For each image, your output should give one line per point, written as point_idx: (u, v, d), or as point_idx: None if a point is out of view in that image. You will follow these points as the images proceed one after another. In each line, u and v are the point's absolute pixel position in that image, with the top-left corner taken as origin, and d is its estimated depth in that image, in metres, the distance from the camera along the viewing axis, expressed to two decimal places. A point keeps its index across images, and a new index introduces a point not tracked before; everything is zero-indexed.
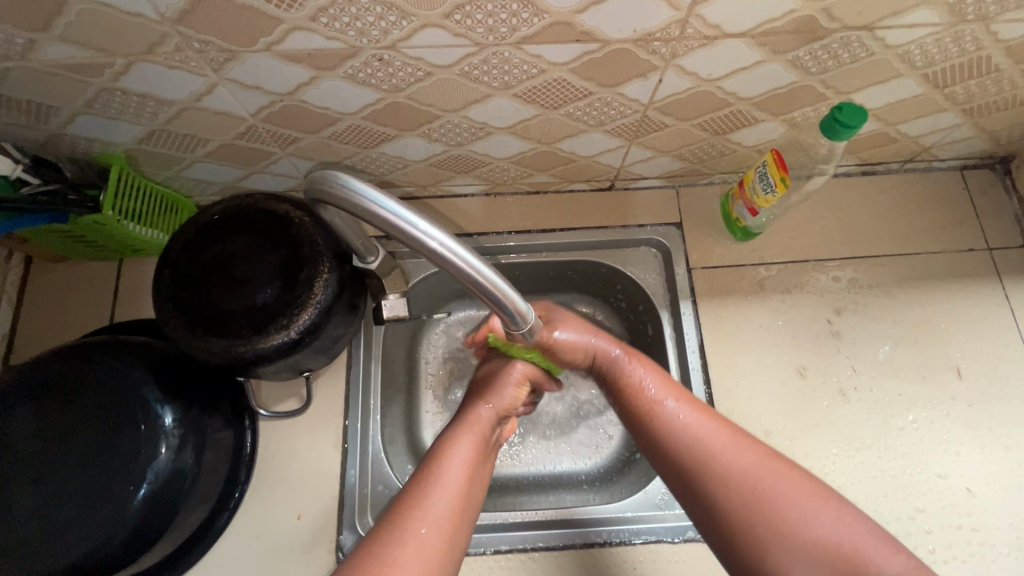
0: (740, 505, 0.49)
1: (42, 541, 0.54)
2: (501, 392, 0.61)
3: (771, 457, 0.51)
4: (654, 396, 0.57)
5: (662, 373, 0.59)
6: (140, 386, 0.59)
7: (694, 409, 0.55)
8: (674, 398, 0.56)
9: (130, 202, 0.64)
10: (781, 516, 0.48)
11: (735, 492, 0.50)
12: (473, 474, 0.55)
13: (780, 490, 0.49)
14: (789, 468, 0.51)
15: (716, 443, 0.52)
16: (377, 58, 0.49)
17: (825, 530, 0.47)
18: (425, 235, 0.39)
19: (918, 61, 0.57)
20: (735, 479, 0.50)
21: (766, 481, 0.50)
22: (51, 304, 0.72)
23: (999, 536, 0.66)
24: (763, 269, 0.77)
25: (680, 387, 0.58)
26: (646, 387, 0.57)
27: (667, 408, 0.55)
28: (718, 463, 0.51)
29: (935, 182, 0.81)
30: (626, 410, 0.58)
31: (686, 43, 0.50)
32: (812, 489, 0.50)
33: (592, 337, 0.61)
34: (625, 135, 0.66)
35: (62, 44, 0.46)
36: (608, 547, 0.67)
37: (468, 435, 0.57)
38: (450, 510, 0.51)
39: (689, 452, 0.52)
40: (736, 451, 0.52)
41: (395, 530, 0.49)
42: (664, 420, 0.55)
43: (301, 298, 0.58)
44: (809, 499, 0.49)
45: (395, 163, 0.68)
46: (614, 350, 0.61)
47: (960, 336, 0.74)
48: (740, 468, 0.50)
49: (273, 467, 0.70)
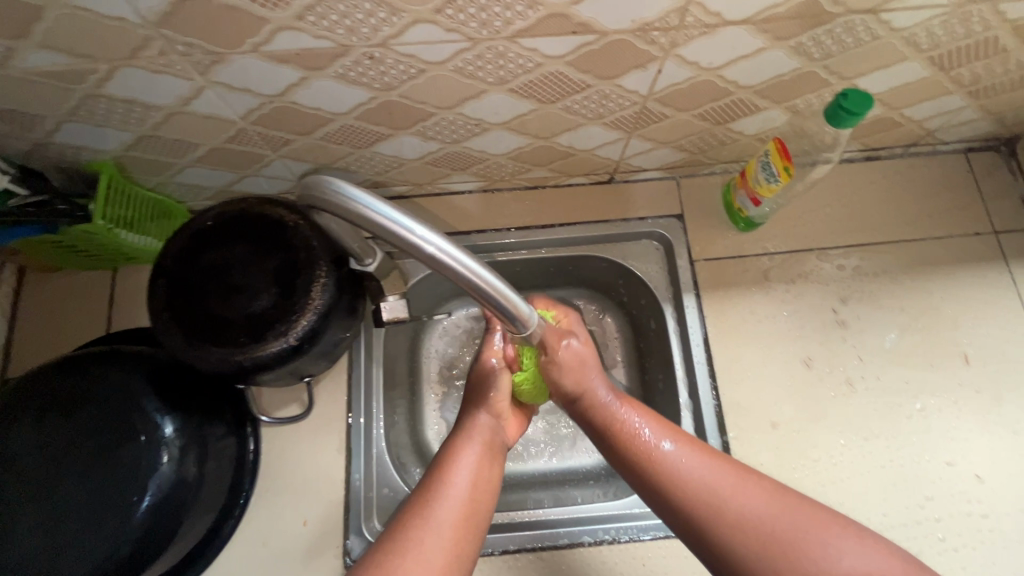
0: (756, 550, 0.48)
1: (45, 559, 0.53)
2: (487, 391, 0.62)
3: (778, 491, 0.51)
4: (649, 442, 0.55)
5: (656, 415, 0.58)
6: (138, 395, 0.58)
7: (691, 449, 0.54)
8: (670, 440, 0.55)
9: (121, 210, 0.63)
10: (801, 555, 0.47)
11: (748, 536, 0.48)
12: (479, 478, 0.54)
13: (795, 528, 0.48)
14: (799, 499, 0.50)
15: (719, 484, 0.51)
16: (368, 57, 0.47)
17: (847, 561, 0.46)
18: (422, 240, 0.38)
19: (923, 43, 0.55)
20: (744, 520, 0.49)
21: (780, 521, 0.48)
22: (46, 314, 0.71)
23: (1010, 522, 0.65)
24: (766, 259, 0.76)
25: (674, 429, 0.57)
26: (642, 433, 0.56)
27: (665, 451, 0.54)
28: (725, 507, 0.50)
29: (939, 166, 0.79)
30: (621, 451, 0.56)
31: (686, 32, 0.49)
32: (826, 519, 0.49)
33: (589, 369, 0.60)
34: (625, 127, 0.64)
35: (42, 51, 0.44)
36: (616, 545, 0.66)
37: (471, 442, 0.57)
38: (457, 517, 0.51)
39: (693, 498, 0.51)
40: (742, 491, 0.51)
41: (400, 540, 0.48)
42: (665, 467, 0.53)
43: (298, 304, 0.57)
44: (826, 531, 0.48)
45: (390, 162, 0.67)
46: (606, 394, 0.59)
47: (967, 322, 0.73)
48: (749, 509, 0.49)
49: (277, 474, 0.69)
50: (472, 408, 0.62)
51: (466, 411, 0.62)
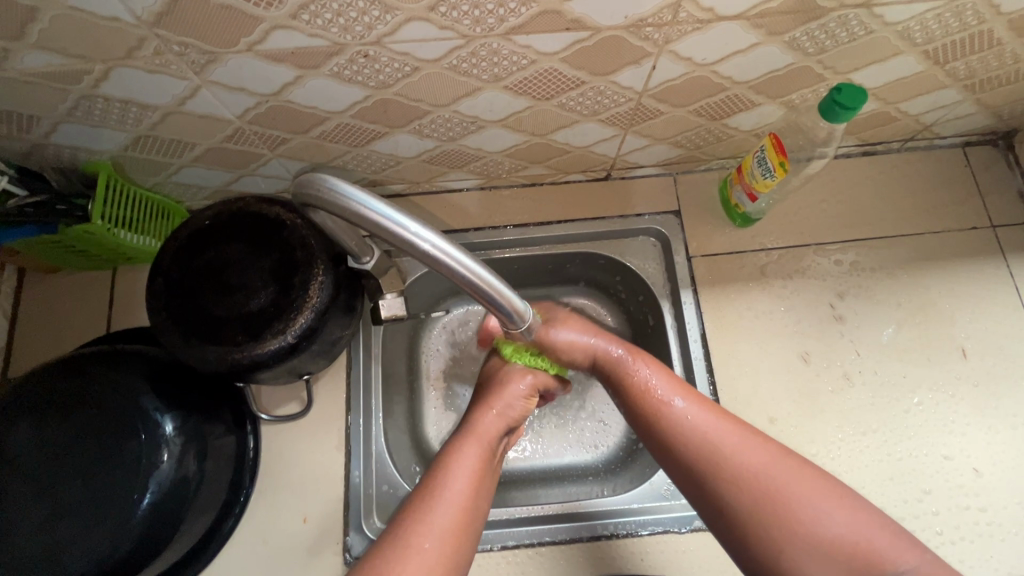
0: (751, 505, 0.48)
1: (47, 557, 0.53)
2: (510, 401, 0.62)
3: (781, 452, 0.51)
4: (660, 395, 0.56)
5: (668, 372, 0.58)
6: (137, 394, 0.58)
7: (700, 405, 0.54)
8: (681, 396, 0.55)
9: (119, 210, 0.63)
10: (793, 512, 0.47)
11: (745, 492, 0.49)
12: (478, 484, 0.54)
13: (792, 488, 0.48)
14: (802, 466, 0.50)
15: (723, 440, 0.51)
16: (362, 55, 0.48)
17: (839, 529, 0.46)
18: (416, 237, 0.38)
19: (918, 37, 0.55)
20: (744, 478, 0.49)
21: (778, 479, 0.48)
22: (45, 315, 0.71)
23: (1008, 515, 0.65)
24: (764, 254, 0.76)
25: (686, 385, 0.57)
26: (653, 387, 0.56)
27: (673, 406, 0.54)
28: (726, 461, 0.50)
29: (936, 161, 0.79)
30: (630, 408, 0.57)
31: (679, 28, 0.49)
32: (825, 488, 0.48)
33: (593, 336, 0.62)
34: (621, 124, 0.64)
35: (38, 52, 0.45)
36: (615, 540, 0.67)
37: (472, 447, 0.57)
38: (455, 522, 0.50)
39: (697, 450, 0.52)
40: (745, 449, 0.50)
41: (400, 544, 0.48)
42: (672, 419, 0.54)
43: (296, 302, 0.57)
44: (820, 497, 0.48)
45: (387, 160, 0.67)
46: (615, 349, 0.61)
47: (964, 316, 0.73)
48: (750, 465, 0.49)
49: (277, 471, 0.70)
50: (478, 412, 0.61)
51: (471, 414, 0.62)
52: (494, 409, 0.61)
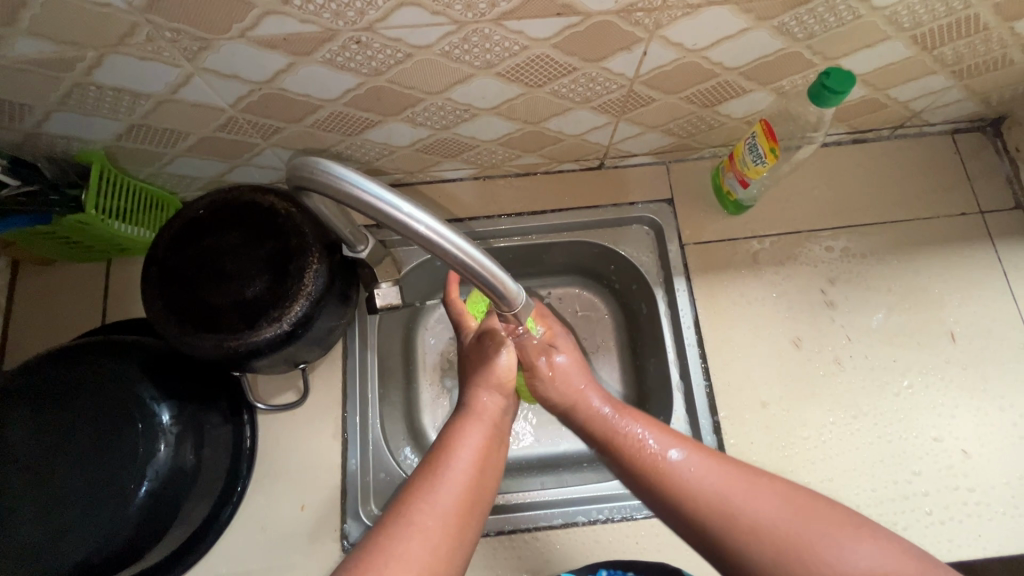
0: (772, 553, 0.47)
1: (47, 547, 0.53)
2: (488, 374, 0.60)
3: (789, 491, 0.50)
4: (656, 451, 0.55)
5: (659, 425, 0.58)
6: (134, 383, 0.58)
7: (699, 456, 0.54)
8: (678, 448, 0.55)
9: (112, 200, 0.63)
10: (813, 556, 0.46)
11: (762, 540, 0.48)
12: (484, 464, 0.54)
13: (808, 530, 0.47)
14: (811, 501, 0.49)
15: (731, 489, 0.50)
16: (355, 41, 0.48)
17: (861, 562, 0.45)
18: (412, 218, 0.39)
19: (905, 22, 0.56)
20: (756, 525, 0.48)
21: (795, 523, 0.48)
22: (39, 307, 0.71)
23: (995, 495, 0.66)
24: (755, 242, 0.76)
25: (678, 435, 0.57)
26: (646, 443, 0.56)
27: (673, 460, 0.54)
28: (738, 511, 0.49)
29: (925, 148, 0.80)
30: (625, 466, 0.56)
31: (669, 13, 0.49)
32: (838, 520, 0.48)
33: (583, 386, 0.62)
34: (613, 111, 0.65)
35: (30, 39, 0.45)
36: (610, 524, 0.67)
37: (476, 426, 0.57)
38: (459, 501, 0.50)
39: (707, 502, 0.50)
40: (753, 494, 0.50)
41: (401, 524, 0.47)
42: (674, 474, 0.53)
43: (291, 290, 0.58)
44: (838, 534, 0.47)
45: (381, 149, 0.67)
46: (601, 406, 0.61)
47: (954, 300, 0.74)
48: (761, 514, 0.48)
49: (274, 460, 0.70)
50: (478, 387, 0.60)
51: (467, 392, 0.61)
52: (490, 385, 0.60)
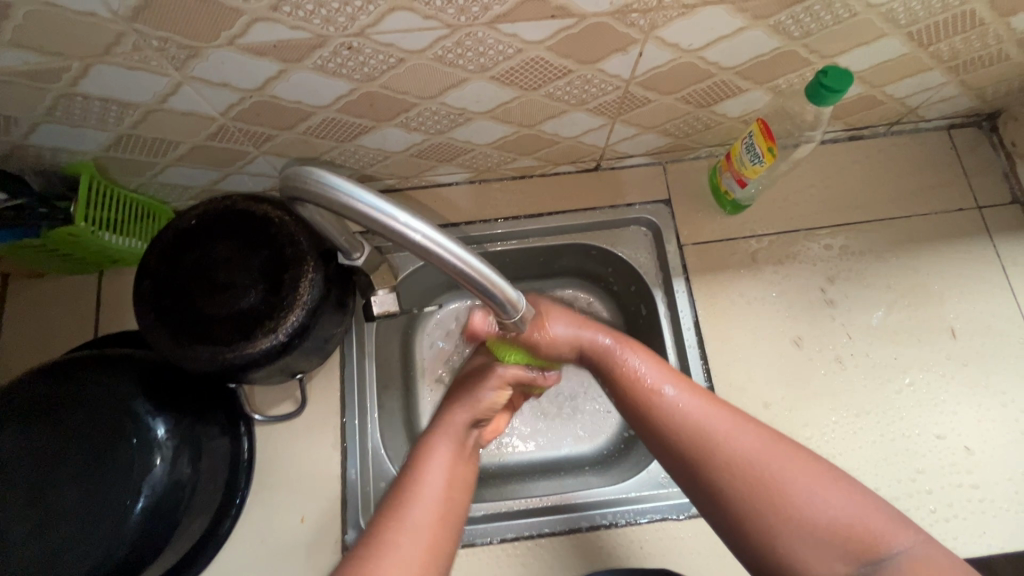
0: (747, 493, 0.46)
1: (41, 566, 0.52)
2: (478, 396, 0.60)
3: (775, 437, 0.49)
4: (649, 384, 0.53)
5: (658, 360, 0.56)
6: (129, 399, 0.57)
7: (691, 393, 0.52)
8: (672, 384, 0.53)
9: (102, 212, 0.62)
10: (786, 498, 0.45)
11: (739, 479, 0.47)
12: (454, 479, 0.54)
13: (785, 474, 0.46)
14: (794, 449, 0.48)
15: (716, 428, 0.49)
16: (346, 47, 0.47)
17: (834, 512, 0.44)
18: (407, 228, 0.38)
19: (902, 19, 0.56)
20: (736, 465, 0.47)
21: (773, 466, 0.46)
22: (29, 321, 0.70)
23: (998, 491, 0.66)
24: (754, 241, 0.76)
25: (676, 371, 0.55)
26: (642, 375, 0.54)
27: (666, 396, 0.52)
28: (719, 448, 0.48)
29: (922, 144, 0.80)
30: (621, 400, 0.55)
31: (665, 13, 0.49)
32: (819, 470, 0.46)
33: (578, 327, 0.58)
34: (609, 113, 0.64)
35: (13, 50, 0.44)
36: (613, 529, 0.67)
37: (447, 438, 0.57)
38: (432, 517, 0.51)
39: (689, 437, 0.50)
40: (738, 436, 0.49)
41: (375, 541, 0.48)
42: (663, 408, 0.52)
43: (287, 300, 0.57)
44: (816, 482, 0.46)
45: (375, 155, 0.66)
46: (603, 342, 0.57)
47: (954, 296, 0.73)
48: (742, 454, 0.47)
49: (271, 472, 0.69)
50: (450, 408, 0.60)
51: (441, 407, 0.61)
52: (468, 403, 0.59)
